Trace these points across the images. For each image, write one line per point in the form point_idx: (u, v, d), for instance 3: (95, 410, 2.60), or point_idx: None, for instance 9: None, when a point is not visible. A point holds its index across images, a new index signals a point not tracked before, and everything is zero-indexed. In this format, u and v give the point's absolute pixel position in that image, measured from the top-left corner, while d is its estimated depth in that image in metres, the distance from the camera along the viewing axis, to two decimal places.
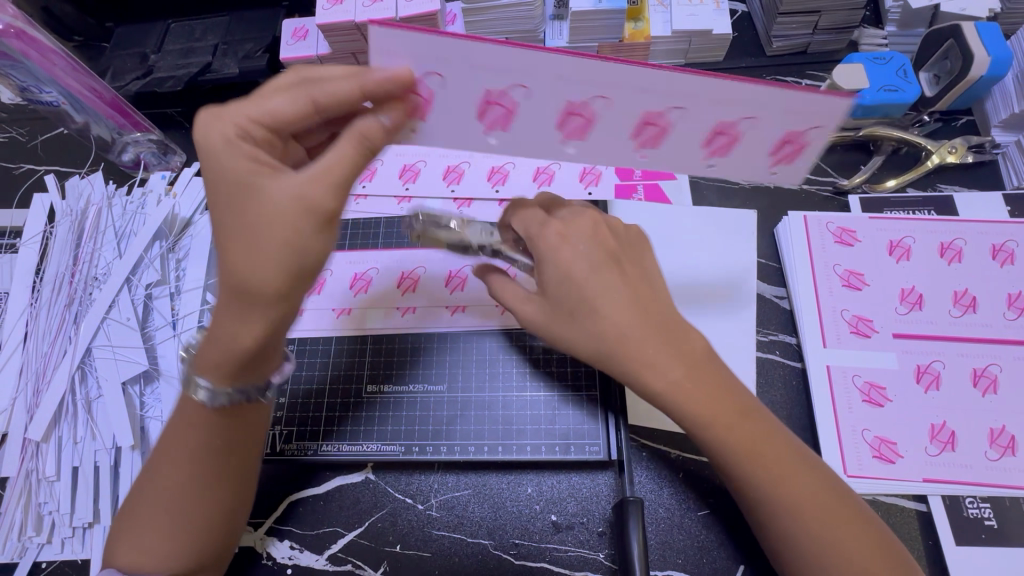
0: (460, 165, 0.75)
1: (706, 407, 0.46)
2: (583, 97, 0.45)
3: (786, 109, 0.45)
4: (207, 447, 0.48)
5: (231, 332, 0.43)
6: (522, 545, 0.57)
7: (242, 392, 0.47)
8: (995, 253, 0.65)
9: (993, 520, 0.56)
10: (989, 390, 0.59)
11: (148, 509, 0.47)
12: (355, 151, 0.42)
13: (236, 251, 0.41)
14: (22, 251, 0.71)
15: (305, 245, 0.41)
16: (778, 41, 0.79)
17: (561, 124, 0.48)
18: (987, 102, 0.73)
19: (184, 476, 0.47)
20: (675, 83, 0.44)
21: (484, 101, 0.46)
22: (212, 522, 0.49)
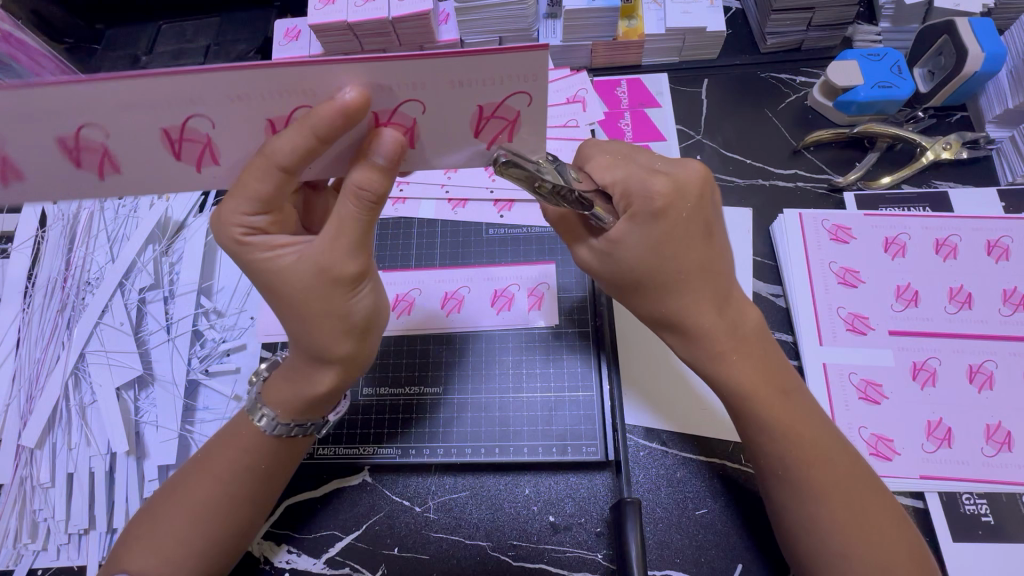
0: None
1: (753, 383, 0.49)
2: (495, 101, 0.39)
3: (518, 67, 0.37)
4: (263, 468, 0.51)
5: (307, 378, 0.50)
6: (520, 546, 0.57)
7: (300, 425, 0.52)
8: (990, 249, 0.65)
9: (990, 516, 0.56)
10: (985, 386, 0.60)
11: (172, 519, 0.49)
12: (359, 211, 0.42)
13: (299, 325, 0.47)
14: (13, 256, 0.71)
15: (346, 307, 0.46)
16: (771, 38, 0.79)
17: (480, 130, 0.42)
18: (981, 98, 0.73)
19: (217, 489, 0.50)
20: (461, 76, 0.37)
21: (480, 118, 0.40)
22: (227, 535, 0.50)
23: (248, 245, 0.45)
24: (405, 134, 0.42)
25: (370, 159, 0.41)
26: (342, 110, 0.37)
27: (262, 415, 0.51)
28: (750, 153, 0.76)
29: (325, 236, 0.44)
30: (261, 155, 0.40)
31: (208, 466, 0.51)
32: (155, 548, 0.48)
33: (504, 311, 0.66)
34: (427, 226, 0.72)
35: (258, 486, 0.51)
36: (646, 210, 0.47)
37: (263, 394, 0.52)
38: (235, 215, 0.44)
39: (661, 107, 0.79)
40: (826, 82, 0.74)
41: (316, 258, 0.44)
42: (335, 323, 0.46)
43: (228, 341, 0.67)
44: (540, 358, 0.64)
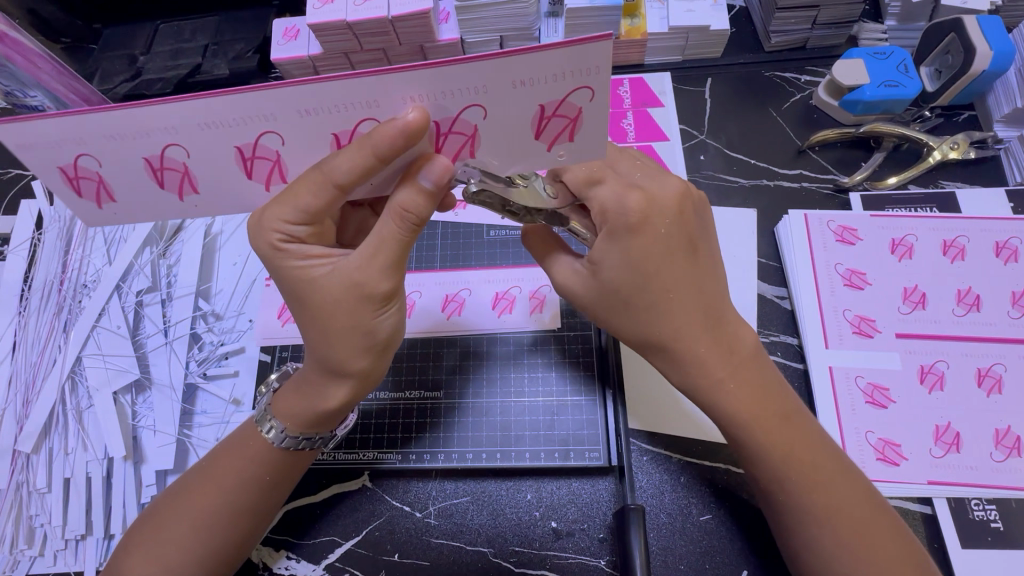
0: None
1: (749, 408, 0.48)
2: (556, 97, 0.35)
3: (574, 56, 0.33)
4: (267, 478, 0.50)
5: (318, 393, 0.49)
6: (522, 552, 0.57)
7: (309, 439, 0.51)
8: (998, 250, 0.64)
9: (999, 522, 0.55)
10: (994, 389, 0.59)
11: (170, 526, 0.48)
12: (397, 228, 0.42)
13: (322, 343, 0.46)
14: (10, 259, 0.70)
15: (373, 324, 0.46)
16: (776, 37, 0.78)
17: (541, 130, 0.38)
18: (989, 97, 0.72)
19: (216, 497, 0.49)
20: (517, 74, 0.34)
21: (541, 117, 0.37)
22: (229, 544, 0.49)
23: (284, 252, 0.44)
24: (466, 141, 0.39)
25: (416, 181, 0.41)
26: (404, 130, 0.36)
27: (273, 428, 0.50)
28: (754, 153, 0.75)
29: (362, 252, 0.43)
30: (319, 171, 0.40)
31: (210, 475, 0.50)
32: (157, 556, 0.48)
33: (505, 314, 0.66)
34: (427, 227, 0.71)
35: (262, 496, 0.50)
36: (622, 225, 0.47)
37: (273, 406, 0.51)
38: (277, 222, 0.43)
39: (664, 106, 0.78)
40: (832, 81, 0.73)
41: (351, 274, 0.44)
42: (361, 337, 0.46)
43: (226, 344, 0.66)
44: (543, 362, 0.63)
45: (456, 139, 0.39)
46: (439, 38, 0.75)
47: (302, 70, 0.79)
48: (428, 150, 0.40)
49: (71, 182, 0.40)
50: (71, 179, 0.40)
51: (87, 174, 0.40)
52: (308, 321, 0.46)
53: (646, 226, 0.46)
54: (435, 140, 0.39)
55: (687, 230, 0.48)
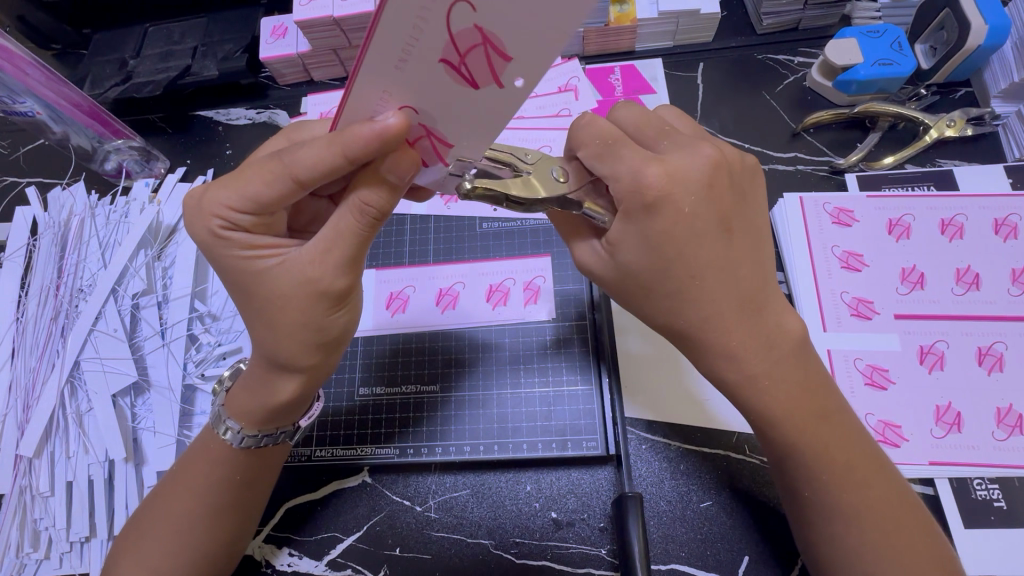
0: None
1: (781, 406, 0.45)
2: None
3: None
4: (238, 478, 0.50)
5: (269, 387, 0.48)
6: (523, 543, 0.57)
7: (269, 435, 0.50)
8: (998, 228, 0.64)
9: (1002, 501, 0.55)
10: (995, 368, 0.58)
11: (153, 532, 0.49)
12: (357, 223, 0.41)
13: (268, 332, 0.45)
14: (7, 265, 0.70)
15: (323, 322, 0.45)
16: (768, 19, 0.77)
17: None
18: (985, 73, 0.71)
19: (192, 503, 0.49)
20: None
21: None
22: (215, 548, 0.50)
23: (227, 240, 0.43)
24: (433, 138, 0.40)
25: (381, 176, 0.40)
26: (379, 133, 0.37)
27: (227, 428, 0.50)
28: (747, 137, 0.74)
29: (316, 247, 0.42)
30: (278, 161, 0.40)
31: (182, 478, 0.50)
32: (139, 560, 0.48)
33: (500, 306, 0.66)
34: (420, 222, 0.71)
35: (237, 496, 0.50)
36: (635, 205, 0.43)
37: (227, 410, 0.50)
38: (220, 206, 0.42)
39: (656, 93, 0.77)
40: (825, 62, 0.72)
41: (305, 269, 0.42)
42: (311, 334, 0.45)
43: (223, 344, 0.66)
44: (538, 354, 0.63)
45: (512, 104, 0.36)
46: None
47: (292, 69, 0.79)
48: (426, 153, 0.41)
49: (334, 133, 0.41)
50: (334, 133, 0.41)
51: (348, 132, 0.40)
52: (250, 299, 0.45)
53: (665, 204, 0.42)
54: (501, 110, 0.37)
55: (717, 207, 0.44)
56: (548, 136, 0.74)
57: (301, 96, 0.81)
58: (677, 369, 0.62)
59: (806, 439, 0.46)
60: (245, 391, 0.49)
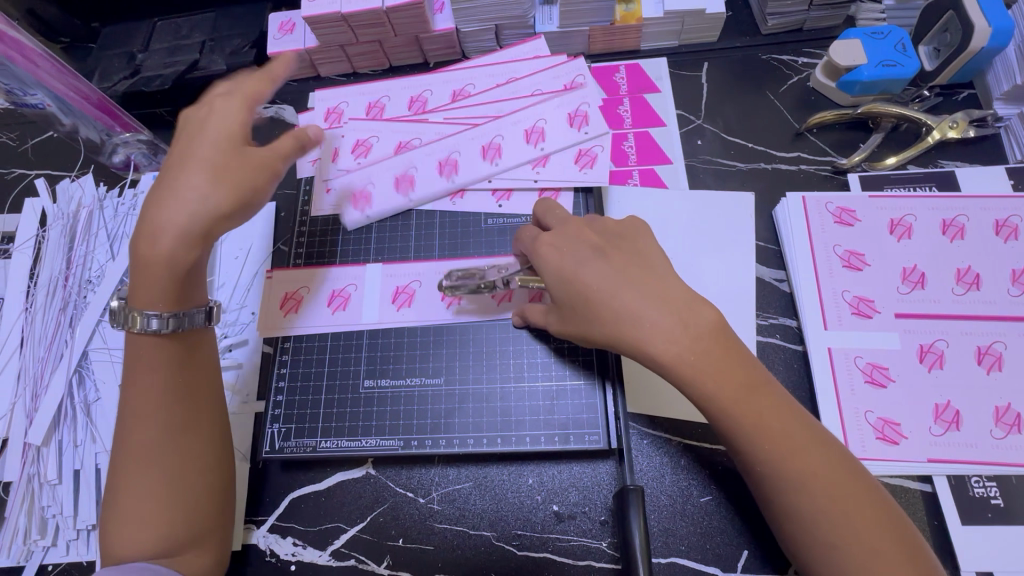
0: (456, 159, 0.72)
1: (716, 369, 0.47)
2: None
3: None
4: (185, 382, 0.52)
5: (174, 254, 0.50)
6: (524, 536, 0.57)
7: (183, 317, 0.52)
8: (998, 229, 0.64)
9: (999, 498, 0.55)
10: (994, 367, 0.59)
11: (136, 475, 0.48)
12: (292, 148, 0.55)
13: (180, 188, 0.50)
14: (16, 256, 0.71)
15: (250, 202, 0.52)
16: (772, 19, 0.77)
17: None
18: (988, 75, 0.71)
19: (156, 430, 0.50)
20: None
21: None
22: (199, 470, 0.51)
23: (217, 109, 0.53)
24: None
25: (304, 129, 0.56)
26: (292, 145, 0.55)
27: (139, 321, 0.51)
28: (751, 137, 0.74)
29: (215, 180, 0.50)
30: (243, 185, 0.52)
31: (138, 405, 0.50)
32: (129, 516, 0.47)
33: (505, 301, 0.66)
34: (425, 217, 0.71)
35: (190, 406, 0.52)
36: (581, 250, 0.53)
37: (130, 303, 0.51)
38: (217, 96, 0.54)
39: (661, 92, 0.77)
40: (829, 63, 0.73)
41: (256, 155, 0.53)
42: (234, 196, 0.51)
43: (229, 336, 0.67)
44: (540, 349, 0.64)
45: None
46: (434, 28, 0.75)
47: (299, 65, 0.80)
48: None
49: None
50: None
51: None
52: (184, 173, 0.50)
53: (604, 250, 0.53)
54: None
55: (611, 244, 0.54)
56: (541, 109, 0.73)
57: (308, 92, 0.82)
58: None
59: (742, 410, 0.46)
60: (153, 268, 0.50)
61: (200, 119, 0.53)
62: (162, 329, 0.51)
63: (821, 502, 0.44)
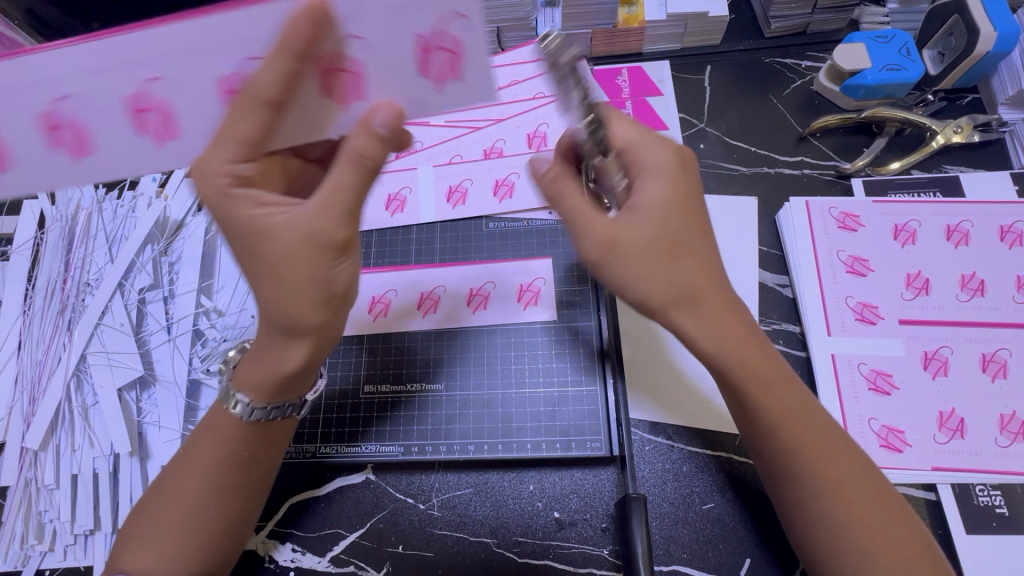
0: (74, 119, 0.44)
1: (774, 398, 0.46)
2: (432, 30, 0.41)
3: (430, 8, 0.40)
4: (247, 453, 0.50)
5: (277, 357, 0.48)
6: (525, 543, 0.57)
7: (278, 408, 0.50)
8: (1003, 235, 0.64)
9: (1004, 507, 0.55)
10: (999, 374, 0.58)
11: (165, 516, 0.49)
12: (354, 174, 0.44)
13: (270, 286, 0.45)
14: (14, 259, 0.71)
15: (327, 275, 0.45)
16: (776, 22, 0.77)
17: (427, 66, 0.43)
18: (993, 80, 0.71)
19: (203, 486, 0.49)
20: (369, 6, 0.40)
21: (423, 50, 0.42)
22: (229, 528, 0.50)
23: (234, 197, 0.44)
24: (453, 56, 0.42)
25: (370, 126, 0.43)
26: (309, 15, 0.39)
27: (237, 402, 0.49)
28: (754, 141, 0.74)
29: (319, 202, 0.44)
30: (247, 95, 0.41)
31: (189, 462, 0.50)
32: (152, 546, 0.48)
33: (530, 306, 0.65)
34: (426, 228, 0.71)
35: (246, 471, 0.50)
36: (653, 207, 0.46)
37: (235, 382, 0.50)
38: (222, 163, 0.44)
39: (663, 95, 0.77)
40: (833, 66, 0.72)
41: (307, 223, 0.44)
42: (312, 287, 0.45)
43: (229, 340, 0.66)
44: (545, 354, 0.63)
45: (438, 56, 0.42)
46: None
47: None
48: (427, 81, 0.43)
49: (325, 76, 0.43)
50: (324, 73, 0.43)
51: (353, 64, 0.42)
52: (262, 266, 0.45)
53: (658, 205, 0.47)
54: (419, 58, 0.42)
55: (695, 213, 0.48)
56: (544, 112, 0.75)
57: None
58: (674, 377, 0.62)
59: (793, 436, 0.46)
60: (255, 371, 0.49)
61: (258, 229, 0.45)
62: (251, 416, 0.49)
63: (824, 468, 0.45)
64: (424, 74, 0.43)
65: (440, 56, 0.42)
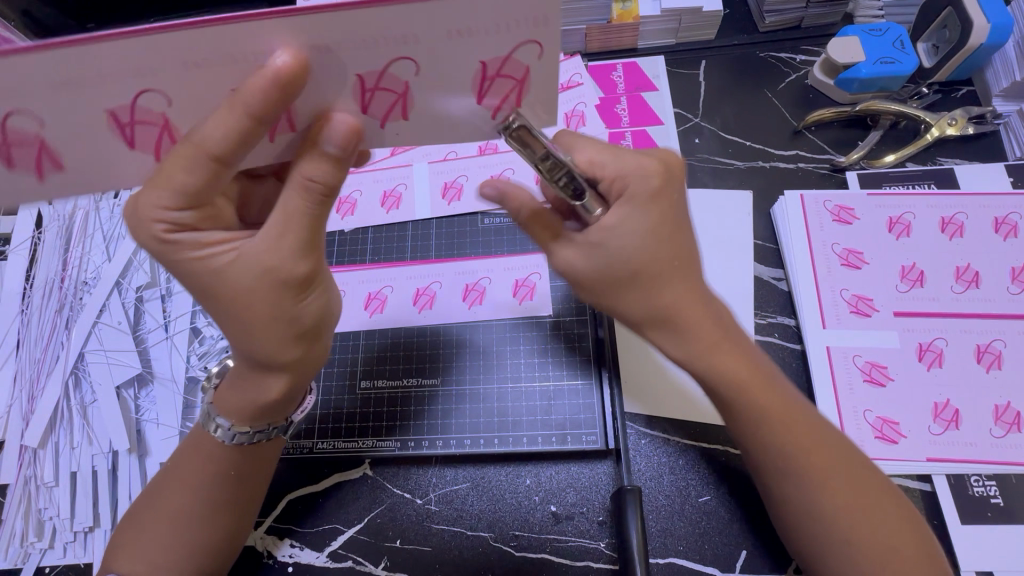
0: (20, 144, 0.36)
1: (741, 382, 0.48)
2: (504, 52, 0.35)
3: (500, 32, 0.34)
4: (235, 473, 0.51)
5: (256, 389, 0.48)
6: (522, 536, 0.57)
7: (263, 432, 0.51)
8: (997, 226, 0.64)
9: (999, 498, 0.55)
10: (994, 365, 0.58)
11: (156, 524, 0.49)
12: (306, 204, 0.40)
13: (239, 327, 0.43)
14: (11, 259, 0.71)
15: (293, 310, 0.44)
16: (769, 17, 0.77)
17: (369, 105, 0.38)
18: (987, 72, 0.71)
19: (191, 500, 0.50)
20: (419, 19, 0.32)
21: (483, 76, 0.36)
22: (216, 543, 0.51)
23: (173, 243, 0.40)
24: (398, 98, 0.37)
25: (321, 148, 0.38)
26: (274, 78, 0.33)
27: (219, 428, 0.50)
28: (749, 135, 0.74)
29: (268, 235, 0.41)
30: (190, 142, 0.36)
31: (177, 476, 0.50)
32: (140, 554, 0.48)
33: (526, 301, 0.66)
34: (422, 225, 0.71)
35: (237, 490, 0.51)
36: (638, 195, 0.45)
37: (215, 407, 0.50)
38: (154, 208, 0.39)
39: (658, 90, 0.77)
40: (827, 60, 0.73)
41: (262, 260, 0.41)
42: (285, 326, 0.44)
43: (225, 338, 0.66)
44: (541, 350, 0.64)
45: (497, 84, 0.37)
46: None
47: None
48: (367, 113, 0.38)
49: (364, 95, 0.37)
50: (363, 91, 0.36)
51: (394, 86, 0.36)
52: (230, 308, 0.42)
53: (640, 193, 0.45)
54: (479, 83, 0.37)
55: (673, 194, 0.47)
56: None
57: None
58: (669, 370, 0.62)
59: (775, 428, 0.47)
60: (229, 398, 0.49)
61: (217, 272, 0.41)
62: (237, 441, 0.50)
63: (812, 466, 0.46)
64: (477, 98, 0.38)
65: (497, 84, 0.37)
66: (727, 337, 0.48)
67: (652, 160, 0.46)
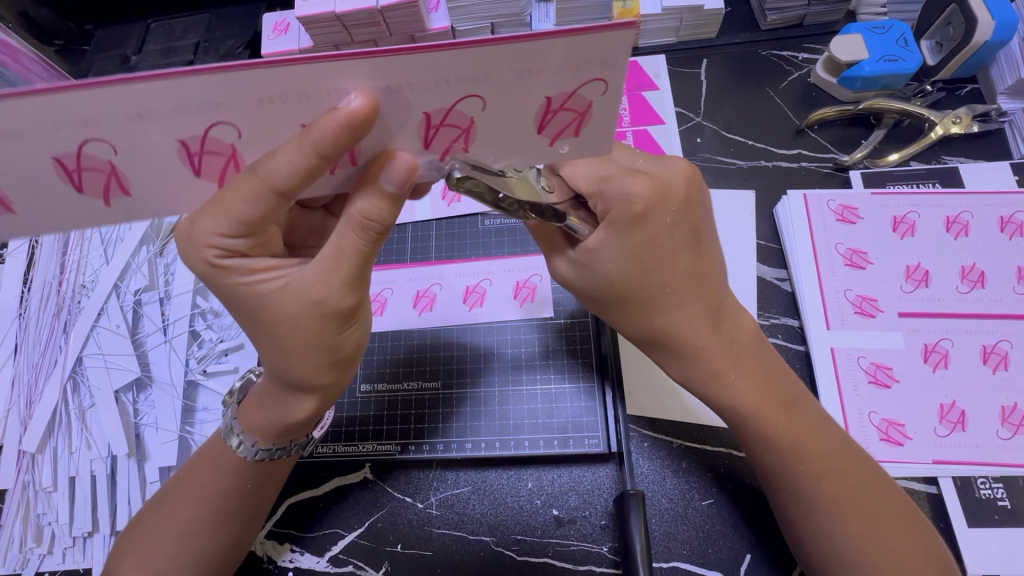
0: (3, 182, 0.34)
1: (757, 404, 0.48)
2: (570, 89, 0.33)
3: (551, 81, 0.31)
4: (249, 486, 0.50)
5: (284, 408, 0.47)
6: (524, 541, 0.57)
7: (281, 448, 0.50)
8: (1003, 226, 0.63)
9: (1007, 500, 0.54)
10: (1000, 366, 0.58)
11: (160, 531, 0.49)
12: (359, 240, 0.39)
13: (276, 350, 0.43)
14: (9, 262, 0.70)
15: (336, 341, 0.43)
16: (772, 14, 0.76)
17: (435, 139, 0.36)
18: (992, 69, 0.70)
19: (198, 510, 0.49)
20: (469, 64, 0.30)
21: (545, 110, 0.34)
22: (223, 551, 0.50)
23: (225, 268, 0.40)
24: (460, 134, 0.35)
25: (379, 185, 0.37)
26: (347, 122, 0.31)
27: (243, 444, 0.49)
28: (751, 134, 0.73)
29: (319, 268, 0.40)
30: (254, 176, 0.35)
31: (187, 487, 0.50)
32: (145, 563, 0.48)
33: (527, 303, 0.65)
34: (422, 226, 0.71)
35: (245, 502, 0.50)
36: (624, 216, 0.45)
37: (241, 423, 0.49)
38: (209, 235, 0.39)
39: (659, 89, 0.76)
40: (831, 58, 0.72)
41: (309, 294, 0.40)
42: (323, 354, 0.44)
43: (225, 341, 0.66)
44: (541, 352, 0.63)
45: (559, 117, 0.35)
46: (430, 26, 0.74)
47: None
48: (419, 143, 0.36)
49: (427, 132, 0.35)
50: (428, 127, 0.34)
51: (457, 122, 0.34)
52: (274, 333, 0.42)
53: (651, 215, 0.45)
54: (541, 117, 0.35)
55: (691, 219, 0.47)
56: None
57: None
58: None
59: (786, 443, 0.48)
60: (252, 413, 0.49)
61: (255, 294, 0.41)
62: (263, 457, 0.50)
63: (822, 477, 0.47)
64: (537, 130, 0.36)
65: (560, 117, 0.35)
66: (737, 365, 0.49)
67: (641, 177, 0.45)
